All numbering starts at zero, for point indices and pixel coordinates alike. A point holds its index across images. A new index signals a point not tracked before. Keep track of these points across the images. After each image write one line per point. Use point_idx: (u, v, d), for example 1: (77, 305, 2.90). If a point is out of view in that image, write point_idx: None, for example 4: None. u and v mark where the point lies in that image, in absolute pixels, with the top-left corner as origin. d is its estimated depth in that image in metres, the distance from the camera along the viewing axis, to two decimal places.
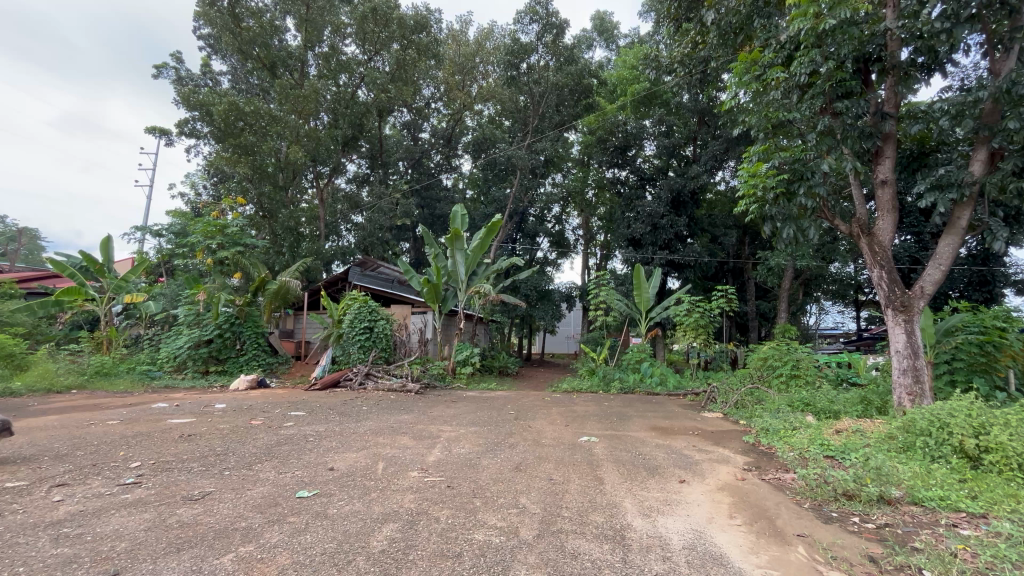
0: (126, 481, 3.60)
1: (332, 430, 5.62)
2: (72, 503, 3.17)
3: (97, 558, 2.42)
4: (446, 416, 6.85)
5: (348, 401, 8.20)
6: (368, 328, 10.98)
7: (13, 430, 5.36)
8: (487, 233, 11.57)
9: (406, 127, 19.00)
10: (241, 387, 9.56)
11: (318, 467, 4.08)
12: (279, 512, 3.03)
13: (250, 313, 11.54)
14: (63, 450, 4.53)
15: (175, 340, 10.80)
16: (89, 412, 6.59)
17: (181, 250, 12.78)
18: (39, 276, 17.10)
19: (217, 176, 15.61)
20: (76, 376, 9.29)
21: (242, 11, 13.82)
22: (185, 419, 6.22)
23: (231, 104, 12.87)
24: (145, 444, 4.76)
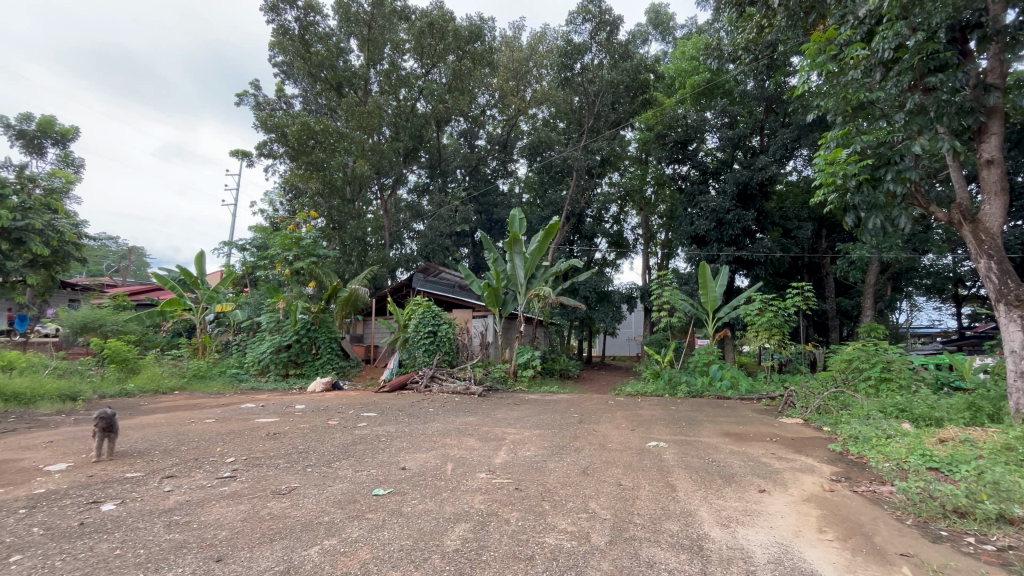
0: (224, 475, 3.95)
1: (402, 431, 5.83)
2: (180, 493, 3.52)
3: (203, 544, 2.66)
4: (510, 419, 6.91)
5: (416, 403, 8.48)
6: (432, 332, 11.32)
7: (131, 425, 6.05)
8: (545, 235, 11.53)
9: (463, 136, 19.44)
10: (317, 389, 10.18)
11: (391, 466, 4.25)
12: (358, 508, 3.19)
13: (324, 319, 12.28)
14: (170, 444, 5.04)
15: (259, 345, 11.69)
16: (190, 411, 7.30)
17: (263, 262, 13.83)
18: (145, 289, 19.18)
19: (291, 192, 16.78)
20: (177, 378, 10.31)
21: (311, 37, 14.82)
22: (270, 418, 6.72)
23: (303, 124, 13.79)
24: (238, 441, 5.19)
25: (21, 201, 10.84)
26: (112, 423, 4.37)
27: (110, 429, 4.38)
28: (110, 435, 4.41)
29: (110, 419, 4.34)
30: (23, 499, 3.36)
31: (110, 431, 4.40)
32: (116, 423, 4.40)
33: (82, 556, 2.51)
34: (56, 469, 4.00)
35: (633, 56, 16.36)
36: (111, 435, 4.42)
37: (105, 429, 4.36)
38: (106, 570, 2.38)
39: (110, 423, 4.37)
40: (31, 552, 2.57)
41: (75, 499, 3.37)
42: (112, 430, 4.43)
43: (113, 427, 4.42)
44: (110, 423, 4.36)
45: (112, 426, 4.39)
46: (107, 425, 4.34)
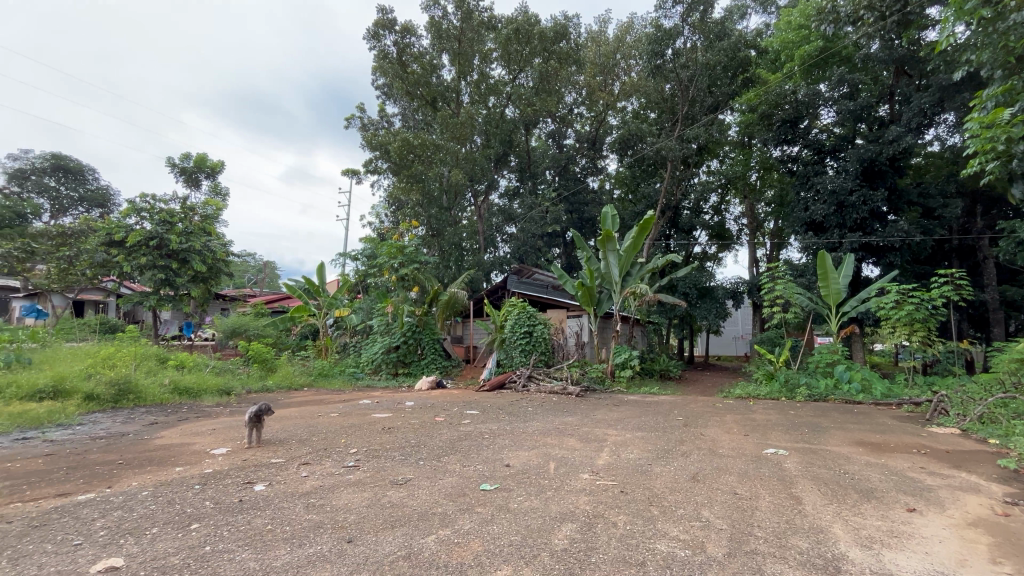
0: (349, 464, 4.36)
1: (503, 429, 5.99)
2: (314, 479, 3.95)
3: (335, 526, 2.96)
4: (610, 420, 6.79)
5: (515, 402, 8.65)
6: (528, 332, 11.49)
7: (272, 416, 6.93)
8: (638, 231, 11.13)
9: (551, 136, 19.35)
10: (423, 387, 10.83)
11: (496, 463, 4.39)
12: (468, 502, 3.34)
13: (428, 322, 13.05)
14: (303, 435, 5.68)
15: (372, 346, 12.75)
16: (317, 406, 8.16)
17: (372, 270, 15.03)
18: (279, 298, 21.89)
19: (394, 204, 18.09)
20: (307, 376, 11.62)
21: (408, 57, 15.83)
22: (384, 413, 7.29)
23: (404, 140, 14.79)
24: (359, 434, 5.71)
25: (185, 226, 12.97)
26: (263, 414, 5.04)
27: (259, 419, 5.06)
28: (259, 424, 5.08)
29: (259, 410, 5.03)
30: (196, 476, 4.00)
31: (259, 421, 5.09)
32: (264, 415, 5.08)
33: (243, 529, 2.93)
34: (217, 452, 4.70)
35: (730, 33, 15.27)
36: (259, 425, 5.09)
37: (256, 418, 5.05)
38: (262, 542, 2.75)
39: (260, 413, 5.05)
40: (205, 522, 3.05)
41: (234, 479, 3.94)
42: (260, 420, 5.10)
43: (261, 419, 5.10)
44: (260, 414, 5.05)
45: (262, 417, 5.07)
46: (258, 415, 5.03)
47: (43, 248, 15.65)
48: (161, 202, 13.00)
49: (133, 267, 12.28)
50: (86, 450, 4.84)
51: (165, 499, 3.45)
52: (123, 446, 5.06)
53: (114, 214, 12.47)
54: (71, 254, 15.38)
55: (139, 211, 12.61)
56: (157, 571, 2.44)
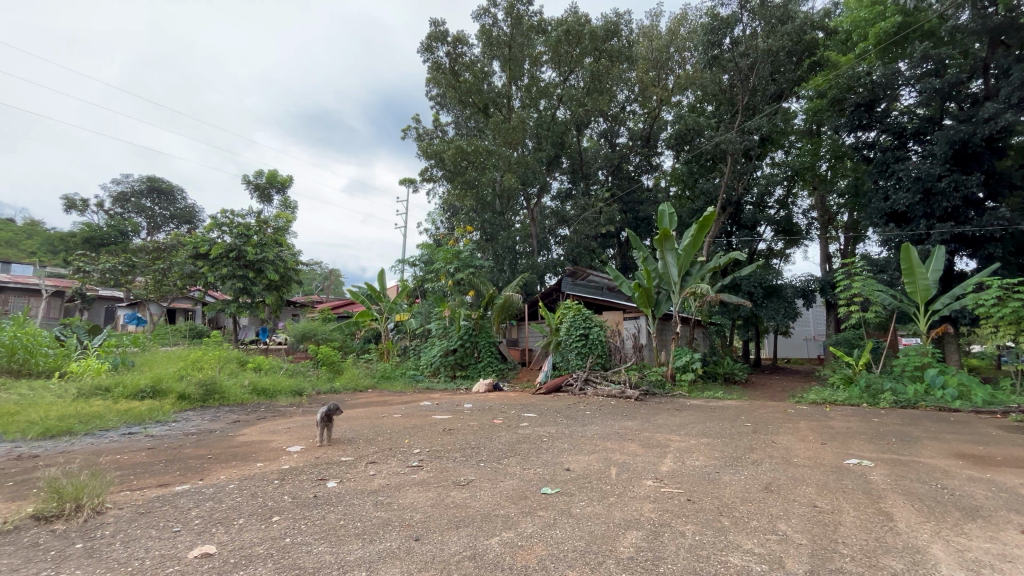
0: (413, 464, 4.51)
1: (562, 433, 5.95)
2: (382, 477, 4.11)
3: (403, 523, 3.06)
4: (673, 425, 6.56)
5: (573, 406, 8.56)
6: (584, 334, 11.42)
7: (340, 416, 7.29)
8: (698, 229, 10.71)
9: (604, 136, 18.86)
10: (481, 390, 10.99)
11: (556, 466, 4.36)
12: (530, 505, 3.34)
13: (484, 325, 13.26)
14: (369, 435, 5.92)
15: (431, 349, 13.12)
16: (381, 407, 8.50)
17: (430, 276, 15.50)
18: (343, 304, 23.05)
19: (448, 210, 18.55)
20: (370, 378, 12.13)
21: (460, 67, 16.20)
22: (445, 415, 7.47)
23: (458, 149, 15.25)
24: (421, 435, 5.88)
25: (260, 239, 13.98)
26: (333, 416, 5.31)
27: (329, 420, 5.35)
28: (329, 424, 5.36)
29: (329, 413, 5.30)
30: (276, 472, 4.29)
31: (329, 422, 5.37)
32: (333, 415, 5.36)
33: (319, 523, 3.10)
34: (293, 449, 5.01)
35: (794, 16, 14.42)
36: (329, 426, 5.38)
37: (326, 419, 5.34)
38: (336, 536, 2.89)
39: (330, 415, 5.34)
40: (285, 515, 3.25)
41: (308, 475, 4.18)
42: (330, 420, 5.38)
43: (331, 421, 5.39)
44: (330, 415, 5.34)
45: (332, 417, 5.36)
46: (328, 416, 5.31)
47: (141, 262, 17.42)
48: (239, 217, 14.10)
49: (216, 277, 13.37)
50: (181, 445, 5.32)
51: (249, 492, 3.72)
52: (211, 442, 5.50)
53: (199, 229, 13.66)
54: (165, 267, 17.02)
55: (221, 226, 13.75)
56: (245, 558, 2.63)
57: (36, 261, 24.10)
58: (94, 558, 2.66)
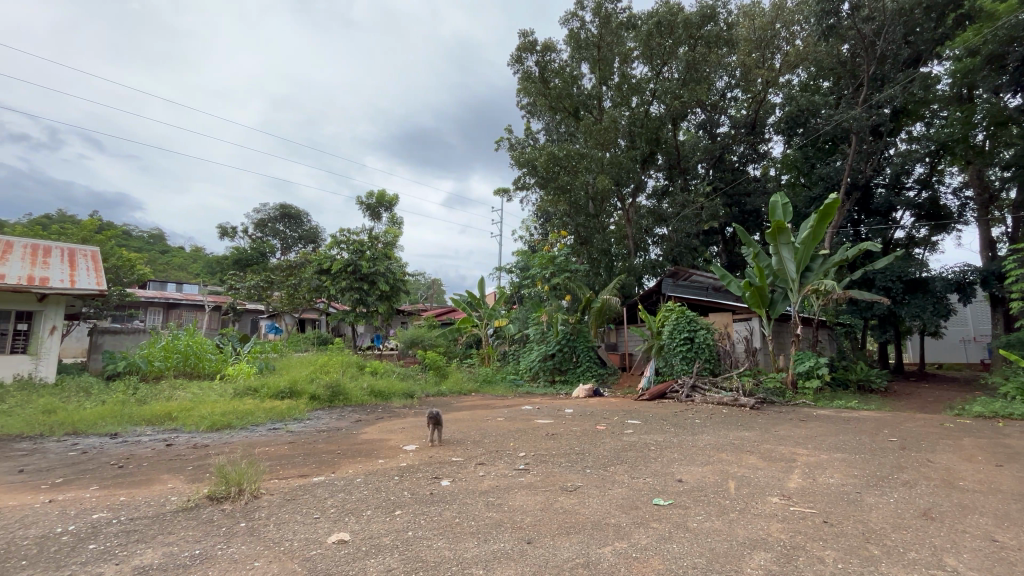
0: (520, 467, 4.59)
1: (671, 441, 5.68)
2: (492, 479, 4.25)
3: (515, 526, 3.13)
4: (798, 437, 5.94)
5: (680, 413, 8.11)
6: (689, 338, 10.81)
7: (448, 418, 7.68)
8: (819, 218, 9.64)
9: (702, 127, 17.84)
10: (581, 395, 10.89)
11: (667, 477, 4.16)
12: (642, 516, 3.23)
13: (581, 330, 13.22)
14: (476, 437, 6.13)
15: (530, 354, 13.36)
16: (485, 410, 8.79)
17: (526, 282, 15.74)
18: (446, 311, 24.34)
19: (542, 217, 18.74)
20: (474, 382, 12.64)
21: (550, 73, 16.19)
22: (547, 420, 7.51)
23: (549, 154, 15.25)
24: (525, 438, 5.96)
25: (372, 253, 15.33)
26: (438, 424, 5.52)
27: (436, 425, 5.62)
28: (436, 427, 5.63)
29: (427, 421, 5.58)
30: (396, 468, 4.63)
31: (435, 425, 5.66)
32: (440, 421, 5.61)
33: (436, 519, 3.28)
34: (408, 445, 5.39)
35: None
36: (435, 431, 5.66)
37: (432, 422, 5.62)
38: (453, 533, 3.04)
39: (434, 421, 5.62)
40: (406, 510, 3.49)
41: (424, 473, 4.45)
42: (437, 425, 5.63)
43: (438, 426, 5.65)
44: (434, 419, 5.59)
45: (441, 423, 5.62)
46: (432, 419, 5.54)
47: (277, 278, 19.93)
48: (354, 234, 15.56)
49: (337, 290, 14.90)
50: (314, 440, 5.96)
51: (374, 486, 4.06)
52: (339, 438, 6.10)
53: (322, 248, 15.31)
54: (296, 282, 19.31)
55: (340, 244, 15.27)
56: (375, 548, 2.87)
57: (201, 280, 28.72)
58: (255, 536, 3.07)
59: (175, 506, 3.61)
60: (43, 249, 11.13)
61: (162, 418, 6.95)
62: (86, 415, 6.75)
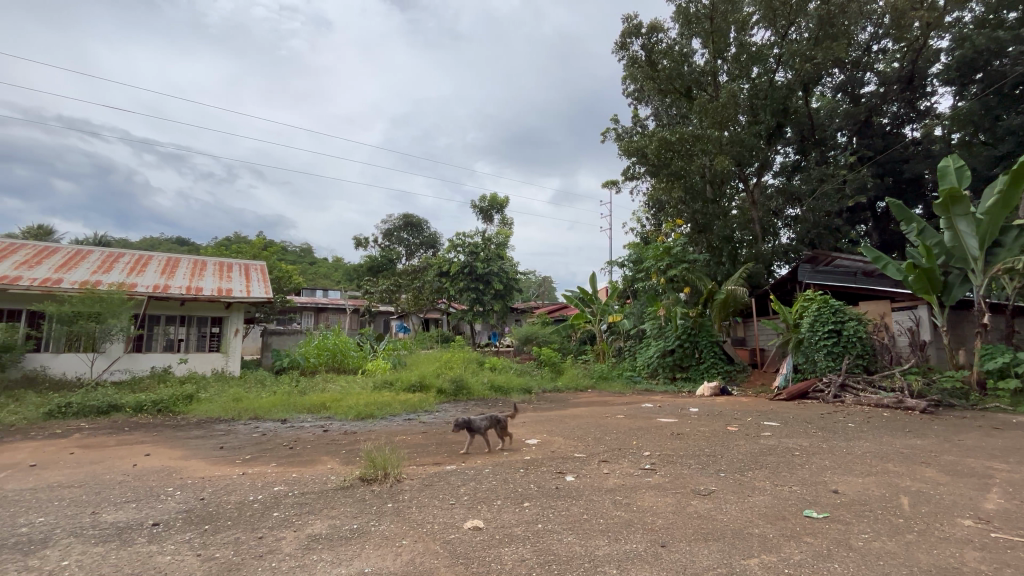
0: (646, 467, 4.43)
1: (819, 447, 5.05)
2: (617, 477, 4.16)
3: (646, 527, 3.03)
4: (992, 448, 4.90)
5: (828, 416, 7.18)
6: (836, 331, 9.47)
7: (567, 415, 7.69)
8: (1011, 180, 7.83)
9: (843, 89, 15.58)
10: (707, 394, 10.22)
11: (818, 486, 3.71)
12: (792, 528, 2.92)
13: (703, 323, 12.39)
14: (597, 434, 6.05)
15: (648, 351, 12.94)
16: (603, 407, 8.67)
17: (640, 275, 15.01)
18: (559, 308, 24.50)
19: (655, 206, 17.91)
20: (589, 378, 12.52)
21: (657, 55, 15.00)
22: (670, 418, 7.18)
23: (661, 140, 14.15)
24: (650, 437, 5.75)
25: (486, 254, 16.00)
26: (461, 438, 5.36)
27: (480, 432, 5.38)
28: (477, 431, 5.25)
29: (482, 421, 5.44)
30: (520, 461, 4.77)
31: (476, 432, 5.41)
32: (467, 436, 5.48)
33: (565, 514, 3.30)
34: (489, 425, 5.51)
35: None
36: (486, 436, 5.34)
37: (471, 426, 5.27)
38: (583, 529, 3.04)
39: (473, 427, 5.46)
40: (534, 502, 3.58)
41: (548, 468, 4.52)
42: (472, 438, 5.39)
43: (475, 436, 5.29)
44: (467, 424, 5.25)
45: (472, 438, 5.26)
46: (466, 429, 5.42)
47: (404, 282, 21.76)
48: (468, 237, 16.40)
49: (456, 291, 15.86)
50: (444, 431, 6.40)
51: (502, 477, 4.23)
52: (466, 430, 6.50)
53: (441, 252, 16.37)
54: (420, 285, 20.97)
55: (456, 247, 16.18)
56: (507, 537, 2.98)
57: (342, 286, 32.52)
58: (400, 516, 3.38)
59: (334, 484, 4.13)
60: (226, 266, 13.51)
61: (319, 407, 8.01)
62: (263, 403, 8.04)
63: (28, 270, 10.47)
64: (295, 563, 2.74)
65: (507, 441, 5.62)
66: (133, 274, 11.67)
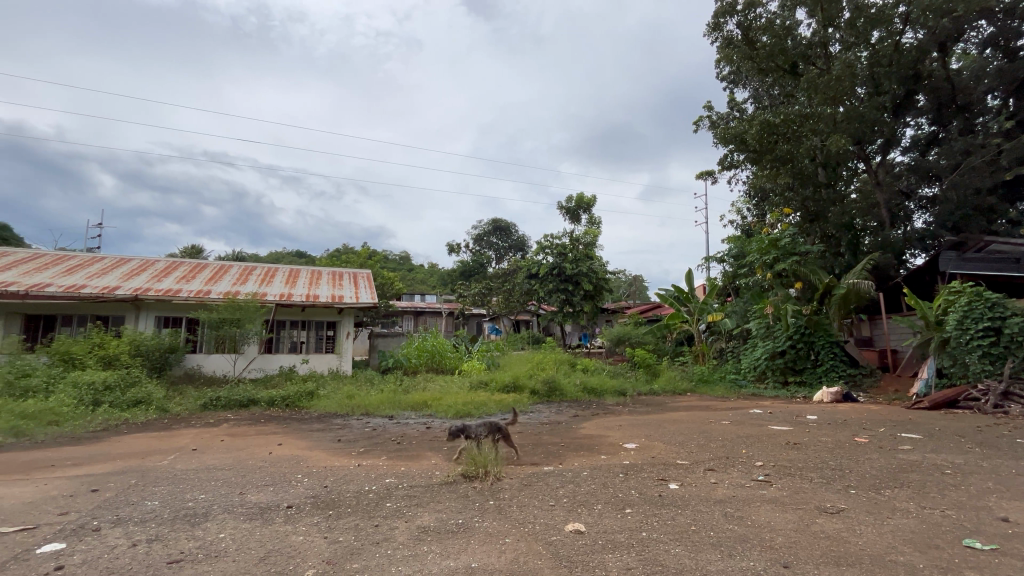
0: (759, 478, 4.08)
1: (978, 466, 4.30)
2: (726, 488, 3.89)
3: (763, 544, 2.80)
4: None
5: (987, 429, 6.09)
6: (994, 329, 8.02)
7: (667, 419, 7.37)
8: None
9: (991, 43, 13.13)
10: (827, 400, 9.21)
11: (981, 513, 3.15)
12: (948, 559, 2.52)
13: (819, 321, 11.19)
14: (700, 440, 5.72)
15: (754, 352, 12.01)
16: (706, 411, 8.18)
17: (743, 271, 13.89)
18: (653, 307, 23.58)
19: (758, 196, 16.61)
20: (688, 381, 11.85)
21: (755, 32, 13.77)
22: (784, 426, 6.56)
23: (764, 123, 13.04)
24: (761, 446, 5.30)
25: (575, 255, 15.89)
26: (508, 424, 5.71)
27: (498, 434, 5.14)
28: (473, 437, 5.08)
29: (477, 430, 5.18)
30: (620, 465, 4.65)
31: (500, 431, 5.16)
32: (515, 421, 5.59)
33: (671, 523, 3.16)
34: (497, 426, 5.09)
35: None
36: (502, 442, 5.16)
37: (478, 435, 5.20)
38: (691, 541, 2.89)
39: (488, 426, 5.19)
40: (636, 509, 3.46)
41: (650, 473, 4.35)
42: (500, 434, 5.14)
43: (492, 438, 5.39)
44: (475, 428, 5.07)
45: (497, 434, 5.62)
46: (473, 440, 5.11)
47: (495, 285, 22.35)
48: (556, 238, 16.40)
49: (545, 292, 15.92)
50: (539, 431, 6.48)
51: (601, 481, 4.15)
52: (563, 431, 6.50)
53: (529, 254, 16.54)
54: (510, 287, 21.38)
55: (544, 249, 16.26)
56: (610, 543, 2.92)
57: (438, 291, 34.21)
58: (502, 515, 3.46)
59: (438, 479, 4.34)
60: (338, 274, 14.88)
61: (421, 405, 8.49)
62: (372, 400, 8.71)
63: (185, 284, 12.37)
64: (409, 552, 2.91)
65: (602, 446, 5.51)
66: (263, 284, 13.27)
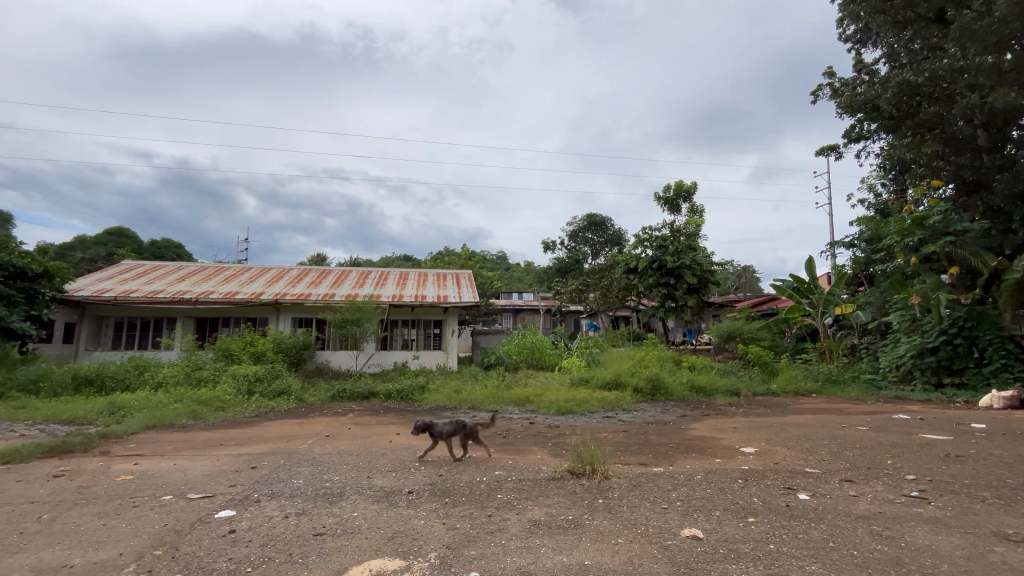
0: (912, 494, 3.54)
1: None
2: (869, 502, 3.44)
3: (923, 570, 2.43)
4: None
5: None
6: None
7: (790, 422, 6.71)
8: None
9: None
10: (997, 405, 7.75)
11: None
12: None
13: (983, 313, 9.50)
14: (832, 447, 5.14)
15: (895, 348, 10.60)
16: (838, 415, 7.31)
17: (879, 256, 12.19)
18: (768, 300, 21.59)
19: (896, 168, 14.49)
20: (813, 381, 10.66)
21: None
22: (941, 435, 5.63)
23: (902, 85, 10.94)
24: (911, 457, 4.60)
25: (676, 247, 15.12)
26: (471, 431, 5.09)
27: (468, 434, 5.05)
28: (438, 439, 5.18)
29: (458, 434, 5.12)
30: (738, 470, 4.33)
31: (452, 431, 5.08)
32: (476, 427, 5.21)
33: (804, 538, 2.87)
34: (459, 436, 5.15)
35: None
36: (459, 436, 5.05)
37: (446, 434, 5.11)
38: (828, 558, 2.61)
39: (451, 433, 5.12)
40: (761, 518, 3.21)
41: (774, 481, 3.99)
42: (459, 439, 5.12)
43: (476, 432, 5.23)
44: (429, 423, 5.09)
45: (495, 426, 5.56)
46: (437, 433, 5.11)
47: (592, 281, 22.01)
48: (655, 231, 15.73)
49: (644, 287, 15.34)
50: (644, 431, 6.26)
51: (717, 486, 3.90)
52: (670, 432, 6.22)
53: (627, 248, 16.03)
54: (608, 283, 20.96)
55: (643, 242, 15.68)
56: (733, 553, 2.73)
57: (535, 289, 34.57)
58: (613, 514, 3.41)
59: (546, 474, 4.39)
60: (442, 275, 15.73)
61: (523, 401, 8.68)
62: (477, 395, 9.09)
63: (314, 288, 13.91)
64: (522, 544, 3.00)
65: (715, 449, 5.18)
66: (377, 287, 14.47)
